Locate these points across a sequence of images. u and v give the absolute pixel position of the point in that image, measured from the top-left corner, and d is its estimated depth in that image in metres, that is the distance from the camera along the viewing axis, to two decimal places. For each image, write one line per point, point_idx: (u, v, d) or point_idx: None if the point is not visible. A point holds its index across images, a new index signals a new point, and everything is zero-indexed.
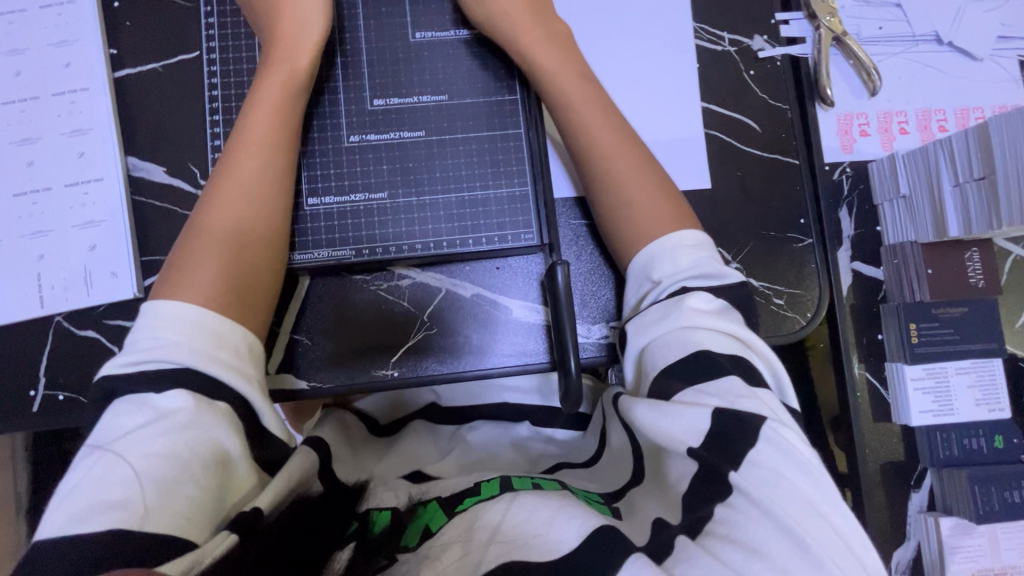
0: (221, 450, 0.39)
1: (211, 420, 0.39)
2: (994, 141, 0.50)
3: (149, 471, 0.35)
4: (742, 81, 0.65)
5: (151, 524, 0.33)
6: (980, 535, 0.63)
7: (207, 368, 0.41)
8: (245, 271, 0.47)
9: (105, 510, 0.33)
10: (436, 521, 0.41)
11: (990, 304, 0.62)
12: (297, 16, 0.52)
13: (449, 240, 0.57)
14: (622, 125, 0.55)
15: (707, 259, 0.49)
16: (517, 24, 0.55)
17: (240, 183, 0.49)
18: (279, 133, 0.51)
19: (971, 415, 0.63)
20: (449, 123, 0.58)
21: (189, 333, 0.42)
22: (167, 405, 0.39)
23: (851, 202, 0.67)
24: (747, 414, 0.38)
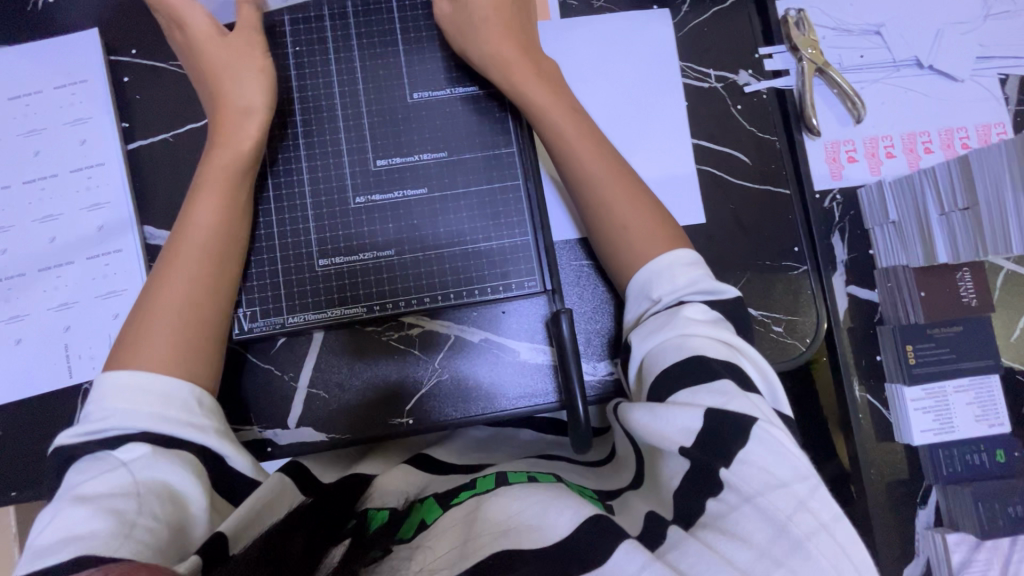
0: (168, 490, 0.41)
1: (162, 463, 0.41)
2: (974, 173, 0.51)
3: (107, 507, 0.38)
4: (730, 116, 0.67)
5: (108, 548, 0.35)
6: (987, 549, 0.64)
7: (154, 428, 0.42)
8: (192, 342, 0.48)
9: (71, 544, 0.35)
10: (431, 515, 0.45)
11: (984, 321, 0.64)
12: (241, 99, 0.55)
13: (456, 291, 0.59)
14: (610, 152, 0.57)
15: (703, 277, 0.50)
16: (508, 62, 0.57)
17: (187, 255, 0.50)
18: (226, 213, 0.53)
19: (971, 431, 0.64)
20: (450, 178, 0.60)
21: (136, 400, 0.43)
22: (123, 454, 0.41)
23: (843, 226, 0.69)
24: (737, 416, 0.40)
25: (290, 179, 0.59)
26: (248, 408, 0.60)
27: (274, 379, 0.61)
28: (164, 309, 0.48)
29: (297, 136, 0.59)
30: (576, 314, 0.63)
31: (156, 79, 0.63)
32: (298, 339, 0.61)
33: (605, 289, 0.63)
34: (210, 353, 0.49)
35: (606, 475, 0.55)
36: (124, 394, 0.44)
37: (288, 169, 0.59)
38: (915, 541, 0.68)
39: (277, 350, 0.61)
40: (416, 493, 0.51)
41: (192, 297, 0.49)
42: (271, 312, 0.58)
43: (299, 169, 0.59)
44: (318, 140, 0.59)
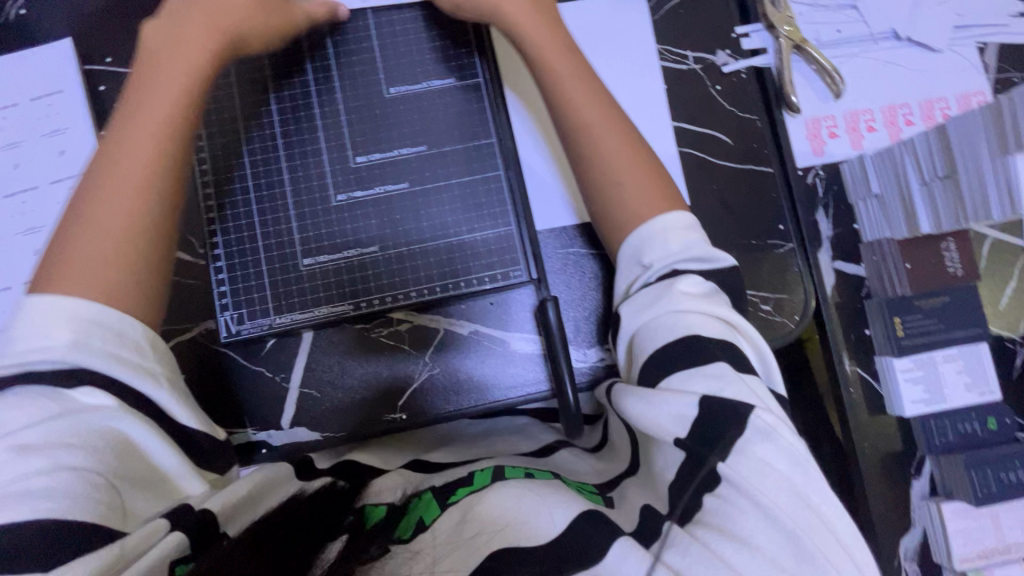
0: (128, 444, 0.40)
1: (126, 419, 0.40)
2: (952, 142, 0.52)
3: (65, 464, 0.36)
4: (710, 96, 0.67)
5: (73, 514, 0.35)
6: (981, 517, 0.64)
7: (113, 371, 0.40)
8: (139, 257, 0.45)
9: (36, 498, 0.34)
10: (429, 512, 0.45)
11: (970, 290, 0.64)
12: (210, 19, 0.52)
13: (443, 285, 0.59)
14: (613, 107, 0.55)
15: (697, 242, 0.49)
16: (514, 13, 0.56)
17: (135, 164, 0.46)
18: (180, 136, 0.48)
19: (961, 400, 0.65)
20: (431, 171, 0.60)
21: (84, 330, 0.41)
22: (80, 398, 0.40)
23: (827, 203, 0.68)
24: (737, 405, 0.40)
25: (271, 180, 0.59)
26: (240, 411, 0.61)
27: (265, 381, 0.61)
28: (107, 219, 0.44)
29: (276, 137, 0.59)
30: (563, 301, 0.63)
31: None
32: (286, 340, 0.61)
33: (591, 276, 0.63)
34: (160, 276, 0.46)
35: (603, 467, 0.55)
36: (64, 317, 0.40)
37: (269, 170, 0.59)
38: (911, 513, 0.68)
39: (266, 352, 0.61)
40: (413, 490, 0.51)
41: (140, 211, 0.45)
42: (258, 314, 0.58)
43: (279, 170, 0.59)
44: (297, 139, 0.59)
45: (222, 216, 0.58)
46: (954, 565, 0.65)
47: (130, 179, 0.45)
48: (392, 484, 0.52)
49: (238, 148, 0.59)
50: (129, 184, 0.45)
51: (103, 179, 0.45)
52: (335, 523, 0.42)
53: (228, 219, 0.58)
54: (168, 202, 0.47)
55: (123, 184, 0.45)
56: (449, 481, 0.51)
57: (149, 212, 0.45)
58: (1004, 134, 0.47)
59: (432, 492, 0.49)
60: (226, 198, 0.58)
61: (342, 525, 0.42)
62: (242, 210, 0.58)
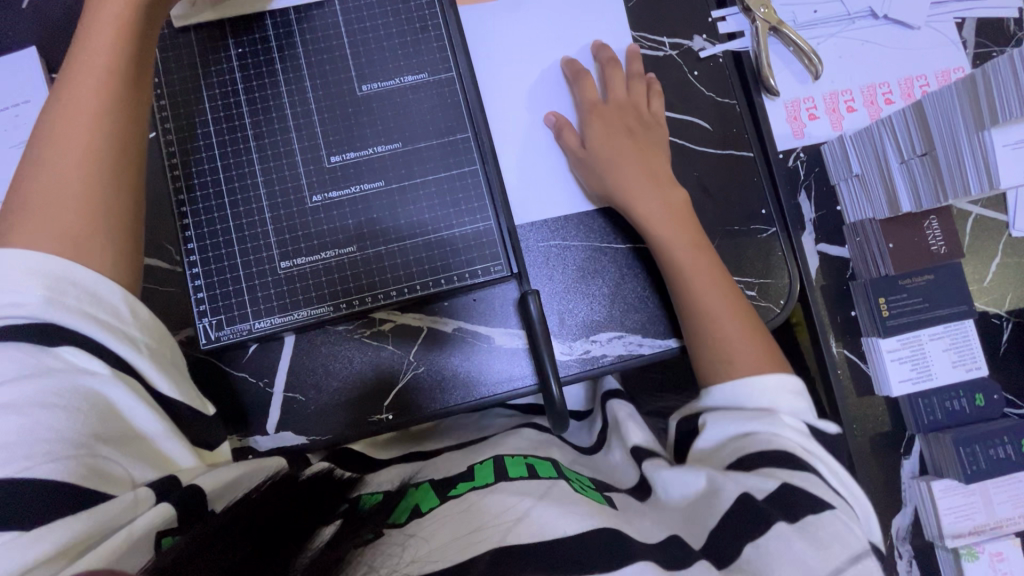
0: (112, 409, 0.42)
1: (113, 385, 0.42)
2: (929, 117, 0.51)
3: (44, 423, 0.38)
4: (687, 82, 0.66)
5: (51, 474, 0.36)
6: (972, 493, 0.65)
7: (93, 333, 0.42)
8: (100, 206, 0.45)
9: (29, 457, 0.36)
10: (427, 502, 0.45)
11: (953, 268, 0.64)
12: None
13: (423, 282, 0.59)
14: (690, 220, 0.60)
15: (805, 410, 0.51)
16: (598, 120, 0.62)
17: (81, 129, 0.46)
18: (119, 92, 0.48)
19: (948, 377, 0.65)
20: (407, 169, 0.59)
21: (53, 288, 0.41)
22: (68, 357, 0.41)
23: (809, 184, 0.69)
24: (816, 501, 0.41)
25: (246, 184, 0.58)
26: (226, 417, 0.60)
27: (248, 385, 0.61)
28: (63, 171, 0.45)
29: (248, 140, 0.58)
30: (547, 294, 0.63)
31: None
32: (269, 344, 0.61)
33: (574, 268, 0.63)
34: (122, 227, 0.46)
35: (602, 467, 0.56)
36: (22, 272, 0.41)
37: (243, 174, 0.58)
38: (901, 492, 0.68)
39: (249, 356, 0.61)
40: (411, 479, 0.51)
41: (96, 161, 0.46)
42: (236, 319, 0.57)
43: (253, 173, 0.58)
44: (270, 141, 0.59)
45: (198, 222, 0.57)
46: (947, 542, 0.65)
47: (84, 128, 0.46)
48: (390, 477, 0.53)
49: (211, 153, 0.58)
50: (85, 135, 0.46)
51: (53, 147, 0.45)
52: (330, 510, 0.43)
53: (204, 225, 0.57)
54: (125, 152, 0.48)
55: (76, 133, 0.46)
56: (447, 471, 0.52)
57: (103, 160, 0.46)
58: (979, 109, 0.47)
59: (430, 482, 0.50)
60: (201, 205, 0.58)
61: (336, 512, 0.43)
62: (218, 215, 0.58)
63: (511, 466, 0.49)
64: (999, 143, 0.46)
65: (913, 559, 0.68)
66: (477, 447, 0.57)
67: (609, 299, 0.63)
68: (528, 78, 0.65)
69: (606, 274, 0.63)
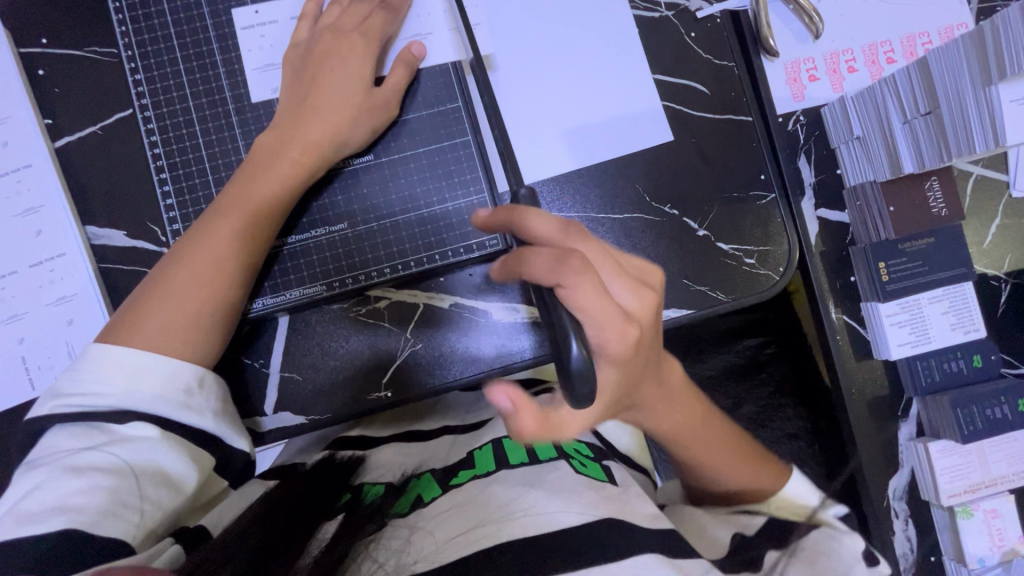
0: (163, 472, 0.45)
1: (166, 450, 0.46)
2: (935, 75, 0.50)
3: (102, 484, 0.42)
4: (684, 44, 0.64)
5: (112, 532, 0.41)
6: (968, 453, 0.66)
7: (157, 410, 0.46)
8: (212, 313, 0.51)
9: (97, 518, 0.41)
10: (429, 492, 0.45)
11: (954, 229, 0.64)
12: (343, 101, 0.55)
13: (417, 260, 0.58)
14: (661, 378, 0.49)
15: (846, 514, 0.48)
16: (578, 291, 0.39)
17: (219, 246, 0.52)
18: (261, 222, 0.53)
19: (946, 339, 0.65)
20: (396, 142, 0.59)
21: (135, 379, 0.46)
22: (128, 431, 0.45)
23: (809, 148, 0.67)
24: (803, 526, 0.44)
25: (230, 160, 0.57)
26: None
27: (244, 367, 0.60)
28: (184, 279, 0.50)
29: (230, 115, 0.57)
30: None
31: (73, 68, 0.59)
32: (263, 325, 0.60)
33: None
34: (220, 335, 0.52)
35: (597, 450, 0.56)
36: (114, 365, 0.46)
37: (226, 152, 0.57)
38: (898, 453, 0.69)
39: (243, 338, 0.60)
40: (412, 470, 0.51)
41: (222, 277, 0.52)
42: None
43: (237, 150, 0.57)
44: (253, 115, 0.57)
45: (182, 203, 0.57)
46: (943, 501, 0.66)
47: (216, 247, 0.51)
48: (390, 461, 0.53)
49: (192, 131, 0.57)
50: (226, 229, 0.52)
51: (190, 259, 0.51)
52: (327, 507, 0.44)
53: (188, 206, 0.57)
54: (241, 274, 0.53)
55: (205, 251, 0.51)
56: (449, 461, 0.51)
57: (225, 280, 0.52)
58: (987, 63, 0.45)
59: (431, 473, 0.50)
60: (184, 184, 0.57)
61: (335, 507, 0.44)
62: (202, 194, 0.57)
63: (511, 450, 0.50)
64: (1006, 98, 0.45)
65: (909, 518, 0.70)
66: (478, 434, 0.56)
67: None
68: (519, 46, 0.63)
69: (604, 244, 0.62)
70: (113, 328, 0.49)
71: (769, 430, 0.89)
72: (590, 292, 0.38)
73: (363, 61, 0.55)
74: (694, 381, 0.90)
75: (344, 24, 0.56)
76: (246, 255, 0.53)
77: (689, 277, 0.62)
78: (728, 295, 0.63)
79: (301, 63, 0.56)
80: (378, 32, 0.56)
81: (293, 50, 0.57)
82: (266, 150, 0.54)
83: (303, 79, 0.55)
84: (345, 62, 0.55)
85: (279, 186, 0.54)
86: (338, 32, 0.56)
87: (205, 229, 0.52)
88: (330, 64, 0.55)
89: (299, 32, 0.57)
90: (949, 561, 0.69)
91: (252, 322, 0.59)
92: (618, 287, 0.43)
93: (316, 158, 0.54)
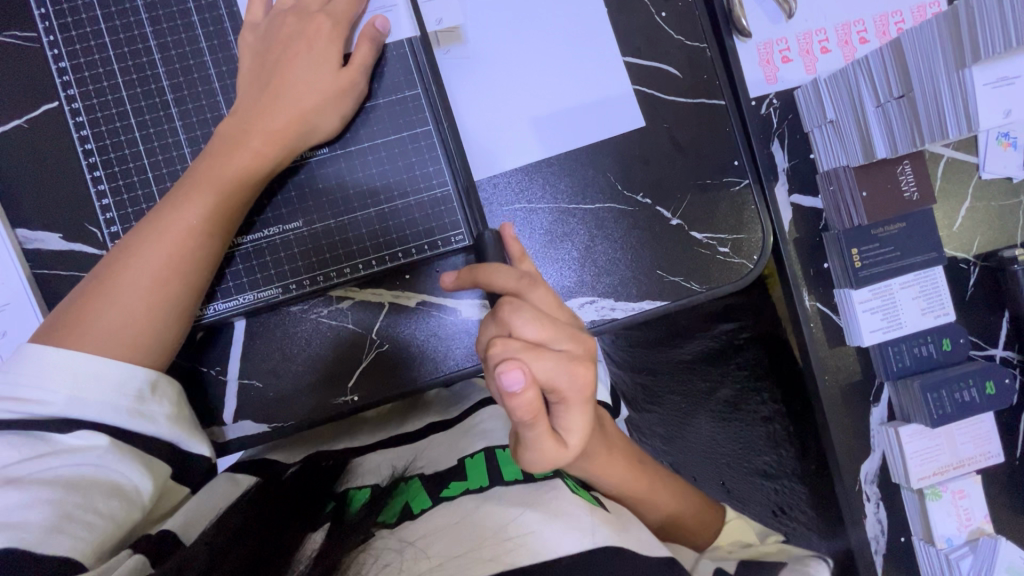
0: (115, 483, 0.42)
1: (114, 458, 0.43)
2: (907, 56, 0.48)
3: (45, 500, 0.38)
4: (655, 24, 0.61)
5: (61, 550, 0.37)
6: (936, 436, 0.67)
7: (104, 418, 0.43)
8: (162, 311, 0.48)
9: (40, 535, 0.36)
10: (420, 504, 0.43)
11: (926, 212, 0.63)
12: (304, 83, 0.51)
13: (378, 256, 0.55)
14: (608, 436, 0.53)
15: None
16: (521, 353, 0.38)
17: (171, 239, 0.48)
18: (220, 216, 0.49)
19: (917, 325, 0.65)
20: (352, 133, 0.55)
21: (80, 386, 0.43)
22: (70, 442, 0.42)
23: (782, 132, 0.66)
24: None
25: (170, 155, 0.53)
26: None
27: (200, 375, 0.57)
28: (135, 272, 0.47)
29: (168, 105, 0.53)
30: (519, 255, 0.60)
31: None
32: (218, 331, 0.57)
33: (543, 233, 0.60)
34: (171, 334, 0.49)
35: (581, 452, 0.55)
36: (57, 370, 0.43)
37: (167, 147, 0.53)
38: (871, 438, 0.70)
39: (199, 344, 0.57)
40: (402, 469, 0.49)
41: (174, 272, 0.48)
42: None
43: (178, 144, 0.53)
44: (195, 106, 0.53)
45: (119, 203, 0.53)
46: (913, 484, 0.67)
47: (169, 239, 0.48)
48: (379, 462, 0.51)
49: (128, 125, 0.53)
50: (180, 220, 0.48)
51: (137, 248, 0.47)
52: (315, 514, 0.42)
53: (127, 206, 0.53)
54: (199, 268, 0.49)
55: (157, 243, 0.48)
56: (437, 466, 0.49)
57: (177, 279, 0.48)
58: (961, 45, 0.44)
59: (421, 477, 0.47)
60: (121, 183, 0.53)
61: (323, 515, 0.42)
62: (142, 193, 0.53)
63: (505, 463, 0.48)
64: (980, 81, 0.44)
65: (880, 500, 0.71)
66: (463, 434, 0.54)
67: (580, 262, 0.60)
68: (481, 30, 0.59)
69: (575, 236, 0.61)
70: (51, 328, 0.46)
71: (744, 415, 0.89)
72: (494, 355, 0.38)
73: (327, 42, 0.52)
74: (670, 369, 0.90)
75: (308, 6, 0.52)
76: (203, 250, 0.49)
77: (663, 268, 0.61)
78: (702, 286, 0.61)
79: (261, 46, 0.52)
80: (345, 13, 0.53)
81: (251, 32, 0.52)
82: (230, 136, 0.50)
83: (263, 64, 0.51)
84: (310, 47, 0.51)
85: (243, 174, 0.50)
86: (302, 15, 0.52)
87: (158, 219, 0.48)
88: (293, 47, 0.51)
89: (255, 14, 0.53)
90: (917, 542, 0.70)
91: (206, 328, 0.56)
92: (549, 335, 0.40)
93: (282, 147, 0.51)
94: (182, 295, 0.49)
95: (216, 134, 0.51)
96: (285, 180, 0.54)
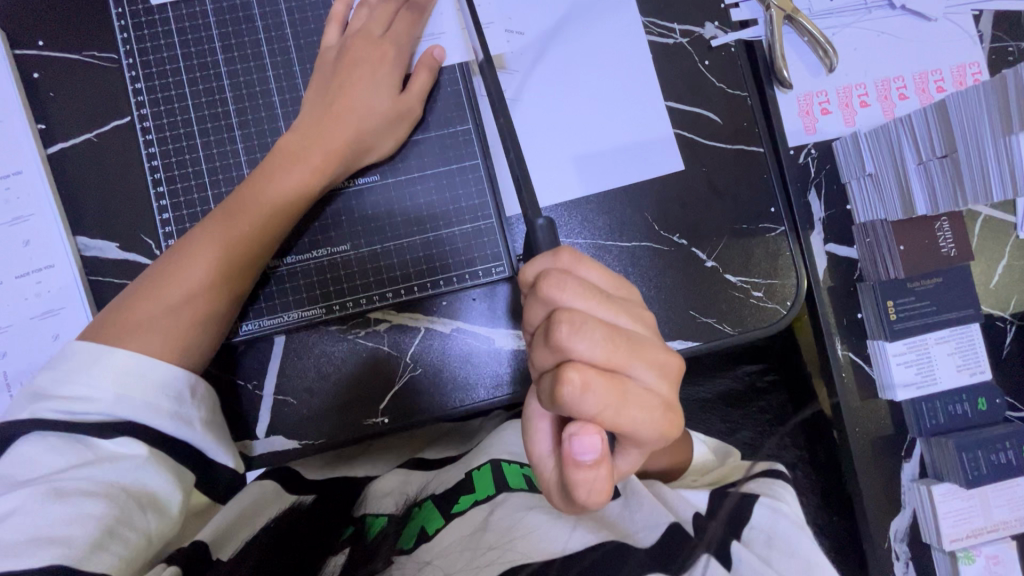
0: (149, 493, 0.42)
1: (148, 467, 0.43)
2: (952, 119, 0.49)
3: (85, 511, 0.38)
4: (697, 72, 0.63)
5: (102, 568, 0.36)
6: (970, 498, 0.66)
7: (143, 422, 0.44)
8: (204, 317, 0.49)
9: (78, 551, 0.36)
10: (432, 522, 0.44)
11: (963, 269, 0.64)
12: (366, 102, 0.53)
13: (421, 283, 0.57)
14: None
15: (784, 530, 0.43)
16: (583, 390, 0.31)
17: (221, 248, 0.50)
18: (269, 230, 0.51)
19: (951, 381, 0.65)
20: (404, 163, 0.57)
21: (124, 386, 0.44)
22: (109, 448, 0.42)
23: (819, 181, 0.66)
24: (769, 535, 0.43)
25: (230, 174, 0.55)
26: None
27: (238, 389, 0.58)
28: (183, 278, 0.49)
29: (232, 128, 0.55)
30: None
31: (71, 73, 0.57)
32: (258, 346, 0.58)
33: None
34: (207, 340, 0.50)
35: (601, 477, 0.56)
36: (104, 371, 0.44)
37: (228, 166, 0.55)
38: (902, 495, 0.69)
39: (237, 357, 0.58)
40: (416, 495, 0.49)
41: (219, 280, 0.50)
42: None
43: (238, 164, 0.55)
44: (257, 129, 0.56)
45: (179, 217, 0.55)
46: (945, 546, 0.66)
47: (217, 248, 0.49)
48: (395, 485, 0.51)
49: (193, 145, 0.55)
50: (231, 232, 0.50)
51: (188, 254, 0.49)
52: (333, 535, 0.42)
53: (186, 221, 0.55)
54: (242, 277, 0.51)
55: (207, 251, 0.49)
56: (447, 484, 0.50)
57: (221, 286, 0.50)
58: (1007, 110, 0.44)
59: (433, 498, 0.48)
60: (182, 198, 0.55)
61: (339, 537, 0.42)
62: (201, 210, 0.55)
63: (509, 474, 0.49)
64: None
65: (909, 560, 0.69)
66: (483, 451, 0.55)
67: None
68: (529, 69, 0.62)
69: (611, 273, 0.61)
70: (99, 326, 0.47)
71: None
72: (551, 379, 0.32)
73: (390, 73, 0.55)
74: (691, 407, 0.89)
75: (371, 31, 0.55)
76: (248, 260, 0.51)
77: (696, 308, 0.61)
78: (735, 329, 0.62)
79: (328, 70, 0.54)
80: (404, 38, 0.56)
81: (325, 55, 0.55)
82: (288, 152, 0.52)
83: (328, 86, 0.54)
84: (373, 72, 0.54)
85: (295, 190, 0.52)
86: (368, 38, 0.54)
87: (211, 224, 0.50)
88: (356, 72, 0.53)
89: (330, 37, 0.56)
90: None
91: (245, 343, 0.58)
92: (618, 359, 0.33)
93: (337, 166, 0.53)
94: (222, 302, 0.50)
95: (276, 147, 0.53)
96: (336, 202, 0.56)
